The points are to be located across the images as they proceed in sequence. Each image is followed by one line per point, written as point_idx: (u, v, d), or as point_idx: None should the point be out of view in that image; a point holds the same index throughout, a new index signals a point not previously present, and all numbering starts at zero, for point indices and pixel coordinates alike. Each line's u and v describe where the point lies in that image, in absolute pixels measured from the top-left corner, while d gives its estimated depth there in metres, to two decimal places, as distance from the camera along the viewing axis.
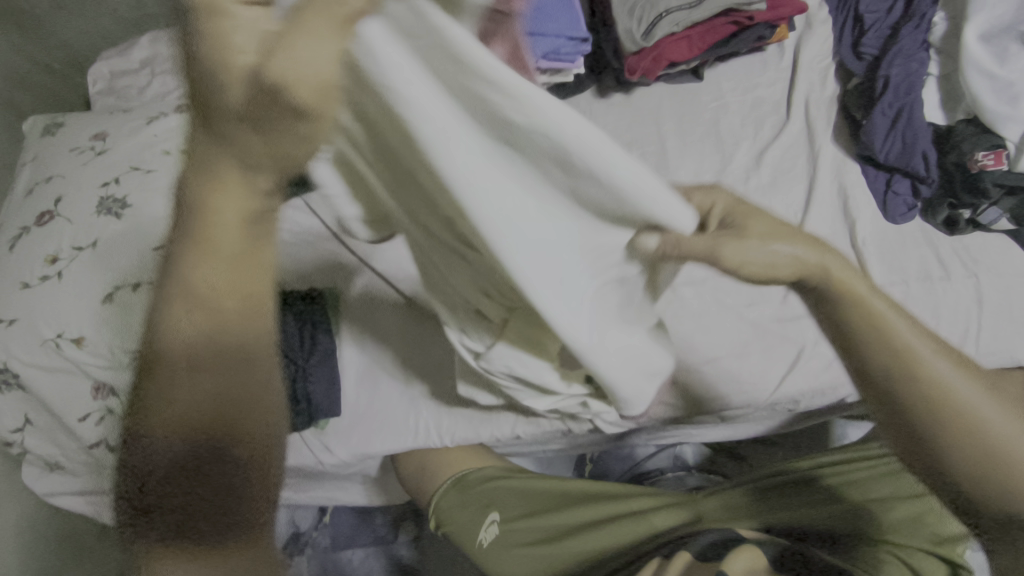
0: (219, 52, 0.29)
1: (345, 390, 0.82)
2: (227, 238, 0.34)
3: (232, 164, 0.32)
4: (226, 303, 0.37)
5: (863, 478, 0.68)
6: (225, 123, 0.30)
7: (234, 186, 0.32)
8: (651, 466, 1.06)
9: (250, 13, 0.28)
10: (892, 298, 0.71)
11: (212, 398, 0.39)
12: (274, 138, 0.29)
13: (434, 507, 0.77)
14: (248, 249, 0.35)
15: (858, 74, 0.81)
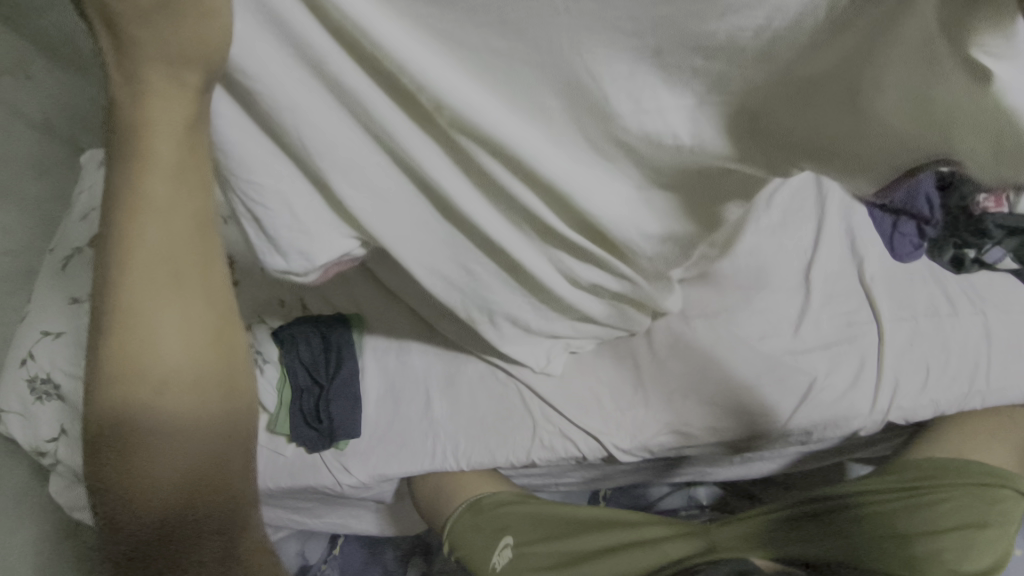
0: None
1: (367, 410, 0.86)
2: (167, 166, 0.34)
3: (163, 71, 0.32)
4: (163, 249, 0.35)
5: (896, 508, 0.62)
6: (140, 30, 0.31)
7: (170, 105, 0.33)
8: (665, 505, 1.06)
9: None
10: (901, 333, 0.74)
11: (167, 377, 0.36)
12: (194, 31, 0.31)
13: (448, 530, 0.77)
14: (186, 163, 0.35)
15: None
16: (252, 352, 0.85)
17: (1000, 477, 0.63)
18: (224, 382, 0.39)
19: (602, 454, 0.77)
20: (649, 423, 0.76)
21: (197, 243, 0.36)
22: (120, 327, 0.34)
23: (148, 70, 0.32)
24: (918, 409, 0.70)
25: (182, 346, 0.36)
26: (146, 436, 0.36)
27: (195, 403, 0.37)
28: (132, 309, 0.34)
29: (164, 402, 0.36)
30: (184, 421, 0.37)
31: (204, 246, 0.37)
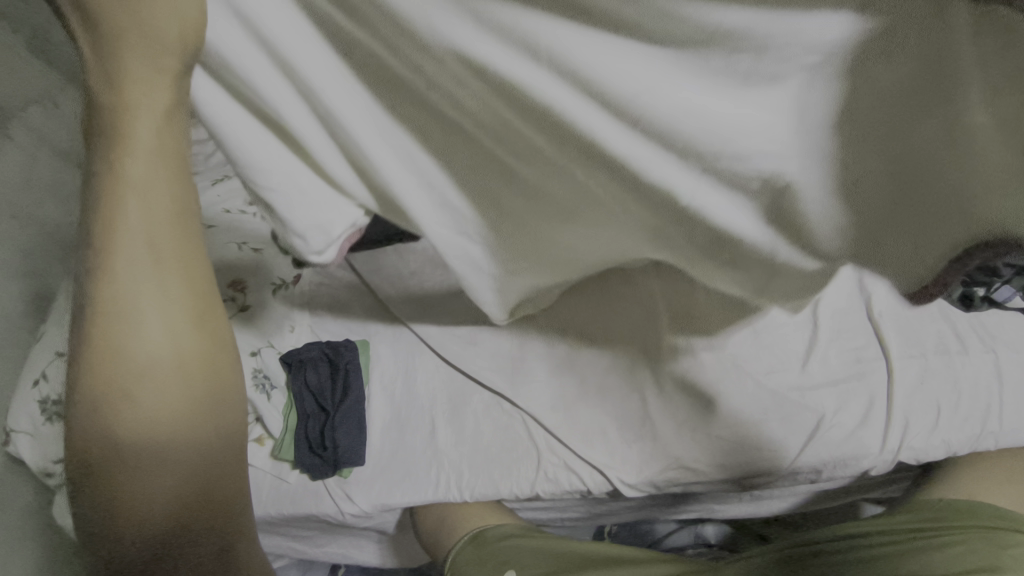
0: None
1: (372, 438, 0.86)
2: (149, 152, 0.37)
3: (146, 72, 0.35)
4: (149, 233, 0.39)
5: (906, 549, 0.60)
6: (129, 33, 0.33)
7: (144, 80, 0.35)
8: (671, 542, 1.04)
9: None
10: (910, 370, 0.73)
11: (151, 356, 0.40)
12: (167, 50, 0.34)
13: (449, 562, 0.76)
14: (167, 152, 0.38)
15: None
16: (260, 376, 0.84)
17: (1014, 520, 0.61)
18: (207, 355, 0.43)
19: (607, 488, 0.77)
20: (654, 458, 0.75)
21: (183, 228, 0.40)
22: (104, 316, 0.39)
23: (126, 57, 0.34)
24: (929, 449, 0.69)
25: (162, 325, 0.40)
26: (129, 456, 0.40)
27: (185, 374, 0.42)
28: (116, 295, 0.39)
29: (152, 376, 0.40)
30: (168, 392, 0.41)
31: (184, 245, 0.41)
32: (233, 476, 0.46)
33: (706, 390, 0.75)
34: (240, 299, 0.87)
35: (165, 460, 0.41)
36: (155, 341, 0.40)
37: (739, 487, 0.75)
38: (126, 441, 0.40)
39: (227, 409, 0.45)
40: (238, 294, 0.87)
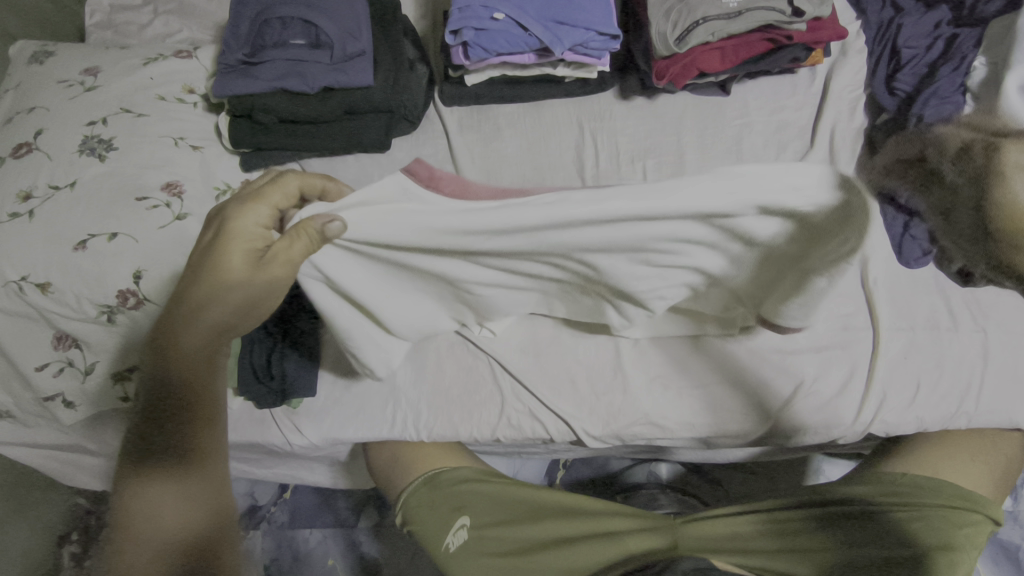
0: (250, 216, 0.56)
1: (324, 370, 0.80)
2: (226, 289, 0.55)
3: (236, 279, 0.55)
4: (215, 305, 0.56)
5: (873, 526, 0.60)
6: (236, 268, 0.55)
7: (259, 241, 0.56)
8: (625, 479, 1.05)
9: (260, 235, 0.57)
10: (897, 343, 0.70)
11: (192, 362, 0.56)
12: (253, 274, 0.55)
13: (401, 503, 0.73)
14: (244, 292, 0.56)
15: (889, 110, 0.80)
16: None
17: (972, 501, 0.61)
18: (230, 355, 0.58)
19: (570, 438, 0.73)
20: (621, 411, 0.72)
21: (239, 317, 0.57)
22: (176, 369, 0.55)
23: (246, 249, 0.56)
24: (902, 424, 0.67)
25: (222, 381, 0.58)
26: (165, 448, 0.52)
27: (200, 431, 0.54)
28: (193, 372, 0.55)
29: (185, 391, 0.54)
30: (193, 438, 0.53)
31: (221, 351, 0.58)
32: (212, 500, 0.51)
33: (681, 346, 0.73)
34: (175, 206, 0.78)
35: (154, 410, 0.54)
36: (205, 360, 0.56)
37: (703, 444, 0.73)
38: (174, 449, 0.52)
39: (210, 444, 0.53)
40: (173, 199, 0.79)
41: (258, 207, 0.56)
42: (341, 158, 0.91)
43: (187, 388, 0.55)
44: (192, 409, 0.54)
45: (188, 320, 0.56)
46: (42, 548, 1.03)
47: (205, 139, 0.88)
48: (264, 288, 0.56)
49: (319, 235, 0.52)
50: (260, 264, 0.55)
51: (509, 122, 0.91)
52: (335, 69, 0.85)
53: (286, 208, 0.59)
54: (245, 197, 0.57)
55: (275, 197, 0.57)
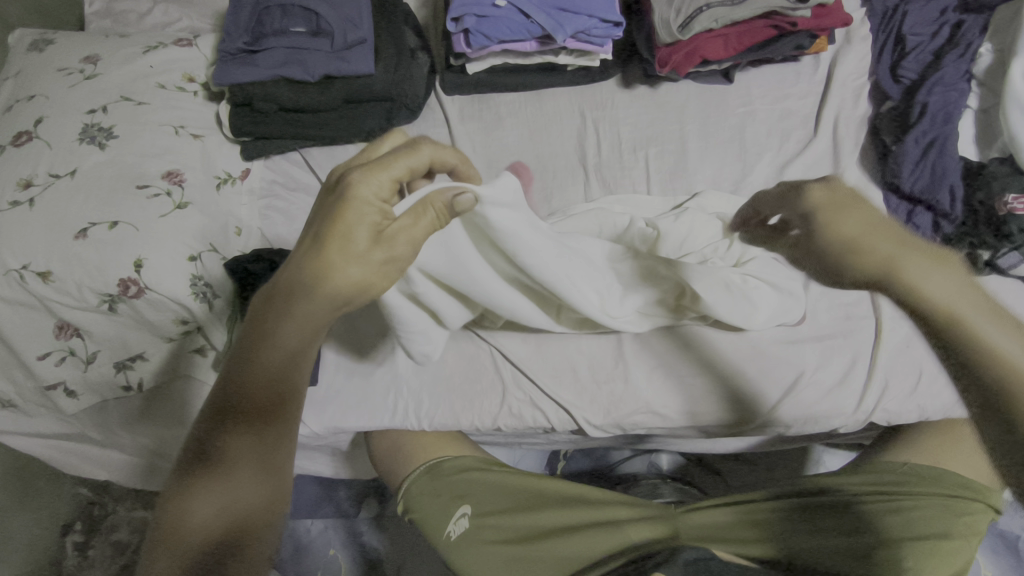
0: (366, 181, 0.49)
1: (325, 359, 0.79)
2: (319, 280, 0.49)
3: (336, 257, 0.49)
4: (302, 295, 0.49)
5: (864, 513, 0.60)
6: (333, 255, 0.49)
7: (370, 220, 0.50)
8: (625, 470, 1.05)
9: (375, 212, 0.50)
10: (900, 332, 0.70)
11: (269, 358, 0.49)
12: (343, 263, 0.49)
13: (403, 490, 0.73)
14: (333, 285, 0.50)
15: (893, 98, 0.79)
16: (200, 284, 0.77)
17: (973, 490, 0.61)
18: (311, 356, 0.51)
19: (571, 427, 0.73)
20: (622, 400, 0.72)
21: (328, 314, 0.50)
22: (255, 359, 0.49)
23: (356, 227, 0.50)
24: (903, 412, 0.68)
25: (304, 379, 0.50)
26: (223, 448, 0.46)
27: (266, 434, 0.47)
28: (267, 365, 0.48)
29: (257, 389, 0.48)
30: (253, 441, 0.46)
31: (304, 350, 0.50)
32: (261, 504, 0.45)
33: (683, 334, 0.72)
34: (176, 194, 0.79)
35: (218, 403, 0.47)
36: (286, 354, 0.49)
37: (704, 434, 0.73)
38: (229, 450, 0.46)
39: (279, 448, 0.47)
40: (174, 187, 0.79)
41: (384, 179, 0.50)
42: (342, 147, 0.91)
43: (263, 383, 0.48)
44: (257, 408, 0.47)
45: (273, 304, 0.50)
46: (46, 536, 1.04)
47: (205, 128, 0.87)
48: (365, 279, 0.50)
49: (447, 209, 0.52)
50: (372, 246, 0.50)
51: (510, 110, 0.90)
52: (336, 57, 0.84)
53: (406, 179, 0.52)
54: (383, 158, 0.50)
55: (403, 170, 0.50)
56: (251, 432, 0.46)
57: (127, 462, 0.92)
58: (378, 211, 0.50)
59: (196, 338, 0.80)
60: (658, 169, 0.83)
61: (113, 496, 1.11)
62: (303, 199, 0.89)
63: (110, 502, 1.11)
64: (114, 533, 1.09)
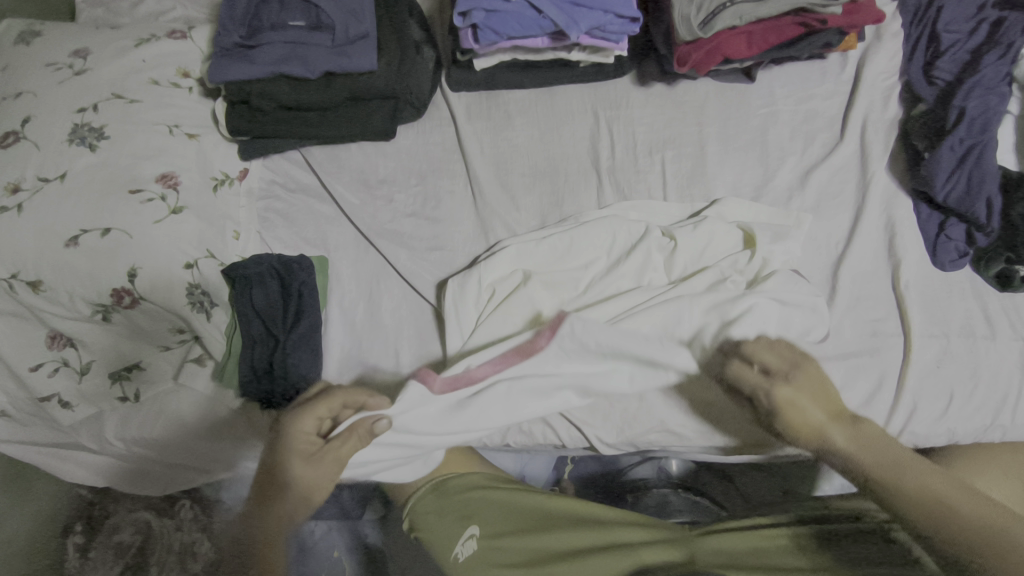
0: (297, 413, 0.60)
1: (328, 370, 0.77)
2: (289, 443, 0.59)
3: (293, 458, 0.58)
4: (283, 443, 0.59)
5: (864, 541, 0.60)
6: (289, 451, 0.58)
7: (309, 437, 0.59)
8: (634, 478, 1.03)
9: (310, 432, 0.59)
10: (931, 351, 0.67)
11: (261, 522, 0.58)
12: (301, 469, 0.57)
13: (409, 508, 0.71)
14: (301, 458, 0.58)
15: (926, 100, 0.75)
16: (197, 294, 0.74)
17: None
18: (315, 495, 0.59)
19: (584, 445, 0.71)
20: (637, 420, 0.69)
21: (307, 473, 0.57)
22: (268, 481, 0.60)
23: (296, 439, 0.59)
24: (931, 436, 0.65)
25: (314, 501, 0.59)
26: (263, 540, 0.57)
27: (293, 515, 0.58)
28: (275, 504, 0.58)
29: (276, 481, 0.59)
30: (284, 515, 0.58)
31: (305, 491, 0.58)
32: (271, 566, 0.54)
33: None
34: (171, 198, 0.75)
35: (253, 508, 0.59)
36: (287, 474, 0.58)
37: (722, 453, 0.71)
38: (266, 529, 0.57)
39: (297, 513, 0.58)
40: (169, 191, 0.75)
41: (310, 410, 0.60)
42: (344, 147, 0.87)
43: (274, 489, 0.59)
44: (275, 488, 0.59)
45: (273, 453, 0.61)
46: (44, 539, 1.00)
47: (201, 127, 0.83)
48: (314, 473, 0.57)
49: (368, 434, 0.58)
50: (314, 458, 0.58)
51: (521, 109, 0.86)
52: (337, 52, 0.80)
53: (333, 412, 0.60)
54: (312, 400, 0.61)
55: (320, 411, 0.60)
56: (275, 510, 0.58)
57: (126, 470, 0.89)
58: (312, 427, 0.59)
59: (193, 347, 0.77)
60: (675, 173, 0.79)
61: (113, 497, 1.03)
62: (304, 200, 0.86)
63: (110, 503, 1.03)
64: (116, 535, 1.00)
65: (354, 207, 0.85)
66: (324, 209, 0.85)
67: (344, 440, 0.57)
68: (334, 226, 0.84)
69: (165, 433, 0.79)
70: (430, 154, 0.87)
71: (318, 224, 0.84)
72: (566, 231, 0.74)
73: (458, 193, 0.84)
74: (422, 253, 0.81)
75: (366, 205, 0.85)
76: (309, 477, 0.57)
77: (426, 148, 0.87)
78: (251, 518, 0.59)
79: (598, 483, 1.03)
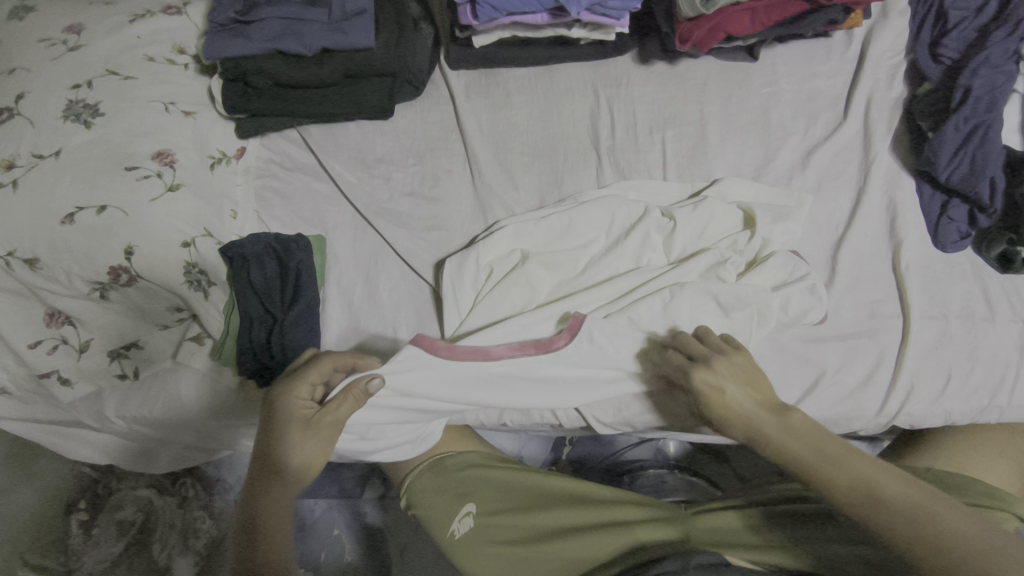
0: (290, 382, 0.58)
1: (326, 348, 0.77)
2: (286, 414, 0.58)
3: (295, 427, 0.57)
4: (280, 416, 0.58)
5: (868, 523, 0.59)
6: (290, 420, 0.57)
7: (307, 404, 0.58)
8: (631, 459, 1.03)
9: (307, 398, 0.58)
10: (930, 333, 0.67)
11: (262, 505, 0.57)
12: (305, 437, 0.57)
13: (406, 486, 0.71)
14: (301, 427, 0.57)
15: (932, 79, 0.74)
16: (195, 272, 0.73)
17: (1001, 500, 0.58)
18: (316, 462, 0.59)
19: (580, 425, 0.72)
20: (633, 400, 0.69)
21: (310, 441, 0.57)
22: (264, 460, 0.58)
23: (293, 409, 0.58)
24: (929, 416, 0.65)
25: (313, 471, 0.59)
26: (267, 520, 0.57)
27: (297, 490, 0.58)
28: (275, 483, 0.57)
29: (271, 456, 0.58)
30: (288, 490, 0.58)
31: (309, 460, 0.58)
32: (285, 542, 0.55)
33: None
34: (167, 176, 0.75)
35: (252, 486, 0.58)
36: (288, 446, 0.57)
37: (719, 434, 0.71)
38: (271, 511, 0.57)
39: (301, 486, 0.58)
40: (165, 168, 0.75)
41: (304, 378, 0.58)
42: (342, 126, 0.86)
43: (273, 466, 0.58)
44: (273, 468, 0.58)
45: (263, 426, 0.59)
46: (49, 513, 1.00)
47: (197, 104, 0.82)
48: (319, 439, 0.57)
49: (363, 396, 0.58)
50: (314, 427, 0.57)
51: (520, 87, 0.85)
52: (334, 28, 0.79)
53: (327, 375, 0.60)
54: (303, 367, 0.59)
55: (312, 377, 0.59)
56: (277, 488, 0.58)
57: (127, 447, 0.90)
58: (307, 394, 0.59)
59: (192, 326, 0.78)
60: (676, 153, 0.79)
61: (118, 474, 1.03)
62: (301, 179, 0.85)
63: (114, 480, 1.03)
64: (120, 512, 1.01)
65: (351, 185, 0.84)
66: (321, 187, 0.85)
67: (345, 405, 0.58)
68: (332, 205, 0.84)
69: (162, 414, 0.79)
70: (428, 133, 0.86)
71: (315, 202, 0.84)
72: (564, 211, 0.74)
73: (457, 172, 0.83)
74: (420, 232, 0.81)
75: (363, 184, 0.84)
76: (314, 443, 0.57)
77: (424, 127, 0.87)
78: (249, 499, 0.58)
79: (595, 464, 1.04)
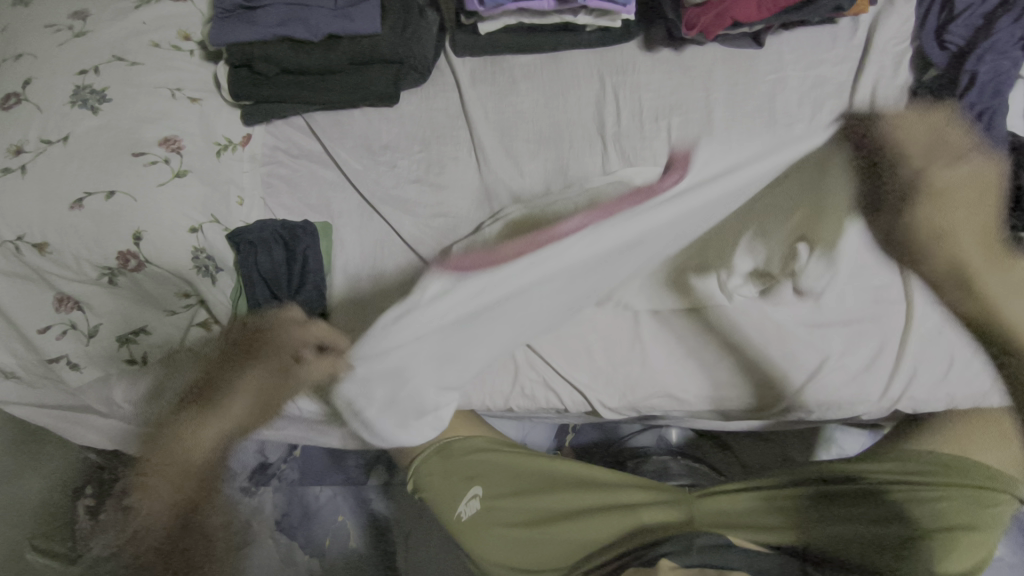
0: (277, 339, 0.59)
1: None
2: (257, 371, 0.57)
3: (259, 381, 0.56)
4: (249, 376, 0.56)
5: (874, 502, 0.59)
6: (252, 374, 0.56)
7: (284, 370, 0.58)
8: (634, 446, 1.04)
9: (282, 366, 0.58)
10: (932, 318, 0.68)
11: (183, 451, 0.50)
12: (262, 397, 0.56)
13: (412, 470, 0.72)
14: (269, 387, 0.57)
15: (939, 64, 0.77)
16: (202, 257, 0.74)
17: (1000, 483, 0.59)
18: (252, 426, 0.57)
19: (585, 409, 0.73)
20: (638, 383, 0.71)
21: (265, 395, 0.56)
22: (196, 409, 0.53)
23: (267, 369, 0.58)
24: None
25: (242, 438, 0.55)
26: (185, 483, 0.48)
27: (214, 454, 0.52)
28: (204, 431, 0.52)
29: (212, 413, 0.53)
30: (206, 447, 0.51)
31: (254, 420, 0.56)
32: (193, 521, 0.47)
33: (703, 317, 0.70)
34: (174, 162, 0.75)
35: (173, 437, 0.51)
36: (243, 404, 0.55)
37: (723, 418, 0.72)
38: (183, 463, 0.49)
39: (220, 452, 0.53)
40: (172, 154, 0.75)
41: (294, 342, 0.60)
42: (348, 113, 0.87)
43: (211, 420, 0.53)
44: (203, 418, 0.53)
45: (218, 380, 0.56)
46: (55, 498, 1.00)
47: (203, 91, 0.83)
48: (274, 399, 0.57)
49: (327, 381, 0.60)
50: (269, 384, 0.57)
51: (526, 74, 0.85)
52: (340, 14, 0.79)
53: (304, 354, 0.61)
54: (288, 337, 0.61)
55: (291, 350, 0.60)
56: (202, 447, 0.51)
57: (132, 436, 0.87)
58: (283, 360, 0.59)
59: (199, 312, 0.77)
60: None
61: None
62: (307, 166, 0.86)
63: None
64: None
65: (357, 172, 0.85)
66: (327, 174, 0.85)
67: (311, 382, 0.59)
68: (338, 192, 0.84)
69: None
70: (434, 120, 0.86)
71: (322, 189, 0.84)
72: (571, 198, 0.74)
73: (463, 159, 0.84)
74: (426, 219, 0.81)
75: (370, 171, 0.85)
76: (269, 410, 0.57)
77: (430, 114, 0.87)
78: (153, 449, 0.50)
79: (599, 450, 1.05)
